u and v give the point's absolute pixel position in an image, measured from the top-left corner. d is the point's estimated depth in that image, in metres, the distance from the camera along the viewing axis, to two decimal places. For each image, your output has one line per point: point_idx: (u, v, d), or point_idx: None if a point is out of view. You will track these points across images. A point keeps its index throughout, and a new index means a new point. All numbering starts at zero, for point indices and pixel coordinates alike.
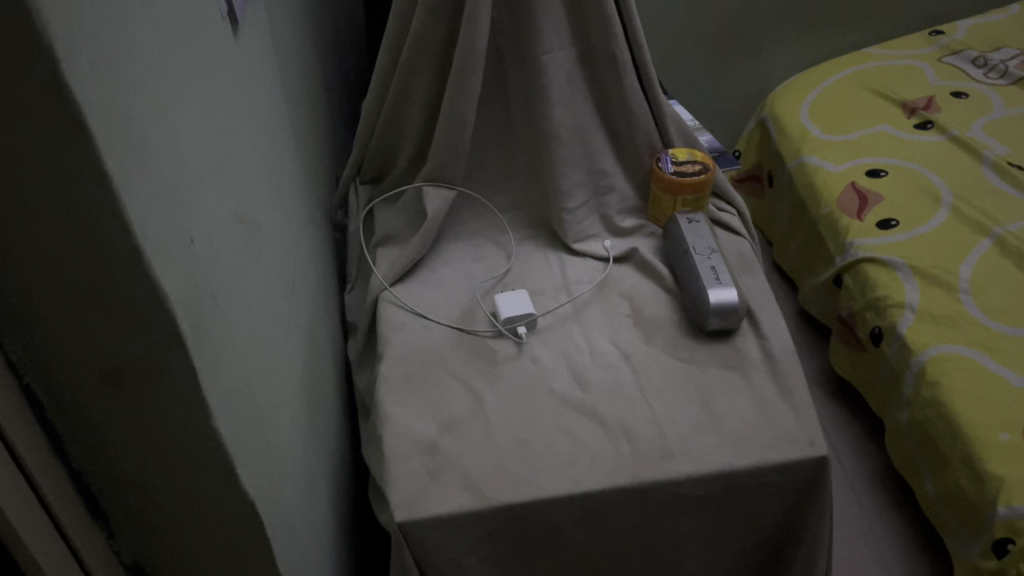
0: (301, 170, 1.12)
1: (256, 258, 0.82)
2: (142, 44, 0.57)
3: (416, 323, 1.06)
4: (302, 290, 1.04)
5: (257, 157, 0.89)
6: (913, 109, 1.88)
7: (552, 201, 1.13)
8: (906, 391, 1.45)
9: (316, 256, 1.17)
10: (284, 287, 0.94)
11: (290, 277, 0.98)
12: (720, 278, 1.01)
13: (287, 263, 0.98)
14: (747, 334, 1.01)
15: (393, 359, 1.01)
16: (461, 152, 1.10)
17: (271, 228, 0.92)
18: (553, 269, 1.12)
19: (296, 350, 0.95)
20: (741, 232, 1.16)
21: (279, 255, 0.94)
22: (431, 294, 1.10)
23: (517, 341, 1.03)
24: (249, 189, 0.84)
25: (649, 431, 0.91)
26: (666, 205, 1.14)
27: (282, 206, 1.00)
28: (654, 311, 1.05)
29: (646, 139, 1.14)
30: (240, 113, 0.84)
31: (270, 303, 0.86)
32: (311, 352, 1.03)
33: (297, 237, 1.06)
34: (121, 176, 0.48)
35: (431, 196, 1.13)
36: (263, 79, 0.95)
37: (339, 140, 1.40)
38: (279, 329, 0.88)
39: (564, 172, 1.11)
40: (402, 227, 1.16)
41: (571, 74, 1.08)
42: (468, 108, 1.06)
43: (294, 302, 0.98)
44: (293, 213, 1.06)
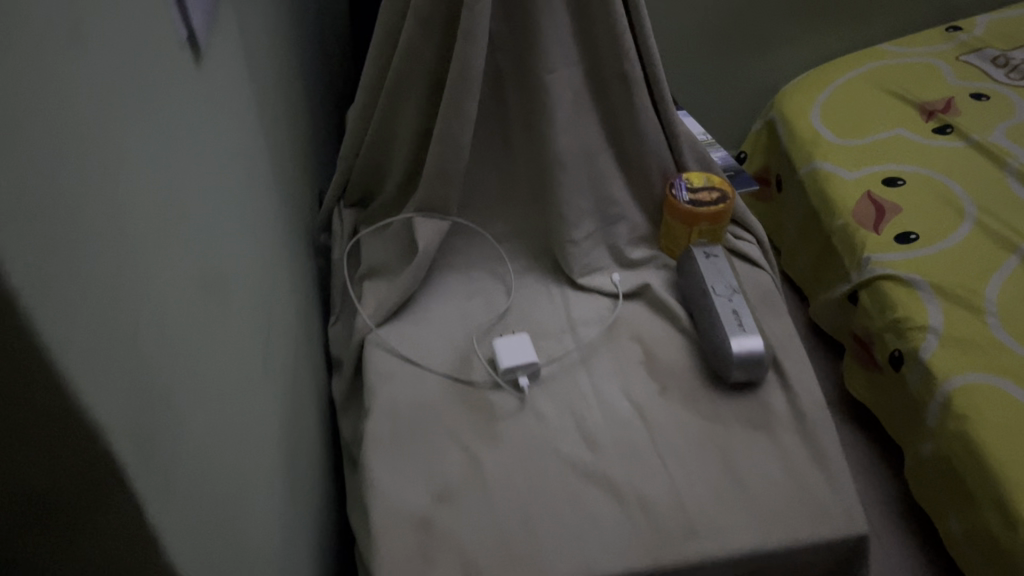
0: (277, 199, 1.01)
1: (223, 321, 0.71)
2: (76, 102, 0.46)
3: (406, 370, 0.96)
4: (280, 336, 0.94)
5: (224, 198, 0.78)
6: (930, 112, 1.78)
7: (556, 232, 1.02)
8: (930, 422, 1.36)
9: (296, 291, 1.07)
10: (259, 342, 0.83)
11: (267, 326, 0.87)
12: (743, 324, 0.91)
13: (262, 311, 0.87)
14: (773, 386, 0.92)
15: (382, 414, 0.91)
16: (456, 179, 1.00)
17: (242, 278, 0.81)
18: (556, 306, 1.02)
19: (275, 410, 0.85)
20: (761, 263, 1.06)
21: (252, 305, 0.83)
22: (422, 335, 1.00)
23: (518, 393, 0.93)
24: (215, 240, 0.73)
25: (668, 505, 0.82)
26: (681, 236, 1.04)
27: (256, 246, 0.89)
28: (669, 357, 0.95)
29: (659, 162, 1.04)
30: (205, 153, 0.73)
31: (241, 369, 0.75)
32: (291, 405, 0.93)
33: (274, 276, 0.96)
34: (38, 291, 0.38)
35: (421, 226, 1.02)
36: (233, 105, 0.84)
37: (319, 153, 1.28)
38: (252, 395, 0.77)
39: (569, 202, 1.00)
40: (390, 258, 1.05)
41: (579, 94, 0.97)
42: (464, 133, 0.95)
43: (271, 354, 0.88)
44: (269, 249, 0.95)
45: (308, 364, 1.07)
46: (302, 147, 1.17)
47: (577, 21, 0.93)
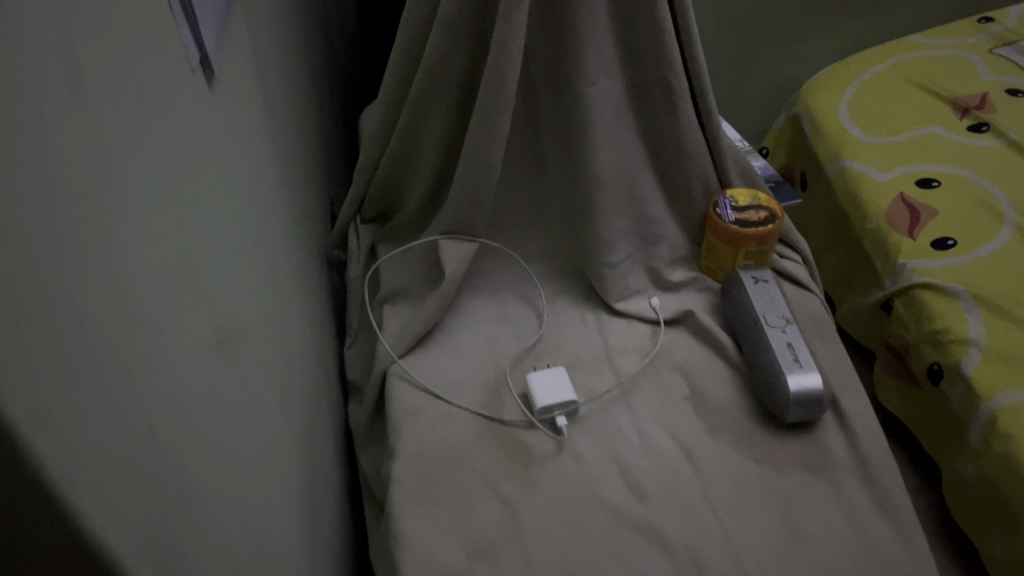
0: (288, 219, 0.94)
1: (243, 374, 0.64)
2: (81, 165, 0.39)
3: (432, 405, 0.89)
4: (297, 372, 0.87)
5: (237, 232, 0.71)
6: (965, 108, 1.71)
7: (591, 254, 0.95)
8: (973, 441, 1.29)
9: (310, 315, 1.00)
10: (278, 385, 0.76)
11: (284, 365, 0.80)
12: (800, 361, 0.84)
13: (279, 349, 0.80)
14: (831, 426, 0.85)
15: (408, 456, 0.84)
16: (485, 199, 0.92)
17: (258, 316, 0.74)
18: (591, 333, 0.95)
19: (295, 459, 0.78)
20: (810, 286, 0.99)
21: (269, 346, 0.76)
22: (449, 365, 0.93)
23: (555, 434, 0.86)
24: (230, 283, 0.66)
25: (722, 561, 0.75)
26: (725, 258, 0.97)
27: (270, 277, 0.82)
28: (716, 392, 0.88)
29: (702, 178, 0.96)
30: (216, 186, 0.66)
31: (263, 423, 0.68)
32: (310, 446, 0.86)
33: (288, 305, 0.88)
34: (32, 402, 0.31)
35: (447, 250, 0.95)
36: (243, 126, 0.76)
37: (328, 162, 1.21)
38: (273, 449, 0.70)
39: (607, 223, 0.93)
40: (414, 282, 0.99)
41: (618, 107, 0.90)
42: (495, 150, 0.88)
43: (290, 396, 0.80)
44: (282, 276, 0.88)
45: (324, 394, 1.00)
46: (311, 158, 1.09)
47: (617, 29, 0.85)
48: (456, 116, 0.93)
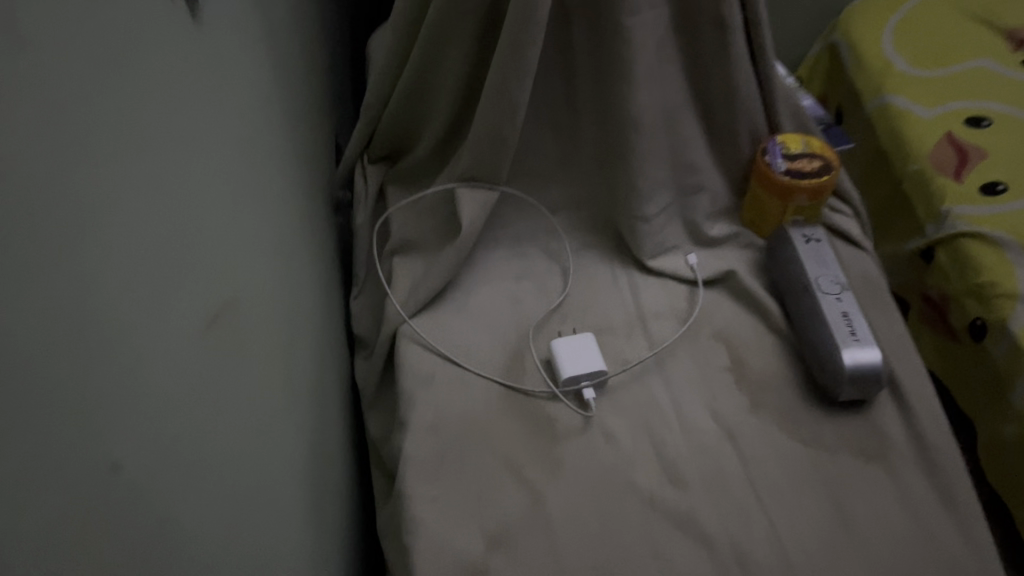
0: (288, 160, 0.84)
1: (241, 348, 0.56)
2: (17, 136, 0.30)
3: (448, 372, 0.81)
4: (298, 335, 0.78)
5: (232, 182, 0.62)
6: (1019, 40, 1.58)
7: (625, 206, 0.86)
8: (1017, 403, 1.21)
9: (313, 267, 0.91)
10: (277, 354, 0.68)
11: (285, 329, 0.72)
12: (857, 334, 0.76)
13: (279, 312, 0.72)
14: (887, 405, 0.77)
15: (421, 431, 0.77)
16: (510, 142, 0.82)
17: (256, 276, 0.65)
18: (622, 294, 0.86)
19: (296, 435, 0.70)
20: (863, 243, 0.90)
21: (269, 310, 0.67)
22: (466, 328, 0.84)
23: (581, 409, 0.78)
24: (224, 243, 0.57)
25: (768, 556, 0.67)
26: (773, 211, 0.87)
27: (268, 231, 0.73)
28: (760, 364, 0.80)
29: (750, 123, 0.86)
30: (207, 131, 0.56)
31: (262, 402, 0.60)
32: (311, 416, 0.78)
33: (289, 259, 0.80)
34: None
35: (464, 199, 0.86)
36: (237, 58, 0.66)
37: (332, 94, 1.10)
38: (272, 430, 0.62)
39: (646, 173, 0.83)
40: (428, 233, 0.90)
41: (662, 41, 0.79)
42: (524, 87, 0.78)
43: (291, 363, 0.72)
44: (282, 227, 0.79)
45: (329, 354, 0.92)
46: (314, 92, 0.99)
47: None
48: (478, 46, 0.83)
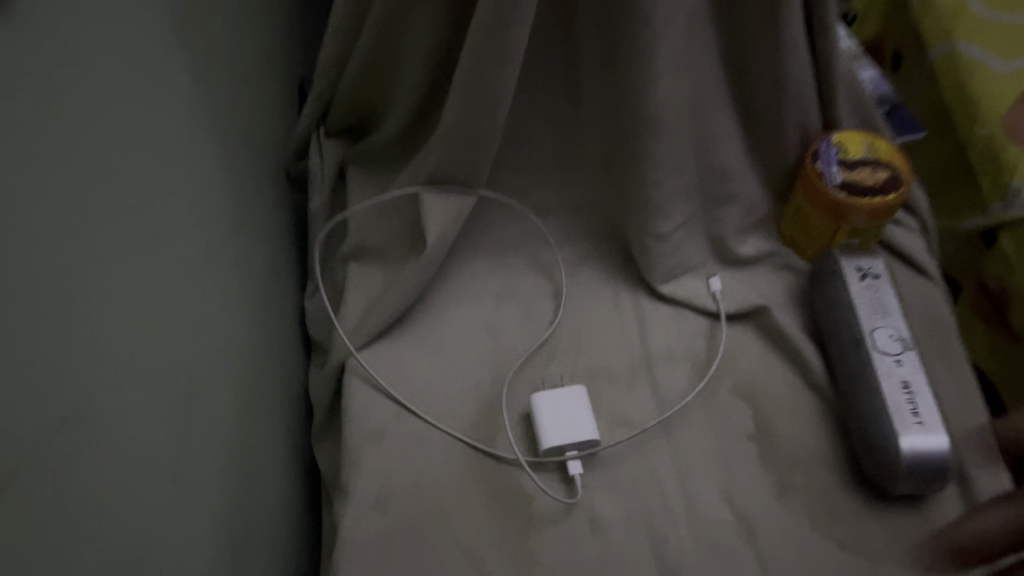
0: (216, 140, 0.67)
1: (86, 456, 0.40)
2: None
3: (401, 424, 0.66)
4: (220, 369, 0.63)
5: (105, 208, 0.45)
6: None
7: (636, 218, 0.68)
8: None
9: (257, 268, 0.75)
10: (170, 414, 0.52)
11: (188, 374, 0.56)
12: (921, 417, 0.58)
13: (183, 353, 0.56)
14: (950, 498, 0.61)
15: (363, 500, 0.62)
16: (494, 131, 0.64)
17: (144, 325, 0.49)
18: (625, 327, 0.70)
19: (196, 509, 0.56)
20: (930, 271, 0.72)
21: (160, 360, 0.51)
22: (430, 365, 0.69)
23: (564, 493, 0.63)
24: (77, 305, 0.41)
25: None
26: (820, 230, 0.69)
27: (175, 248, 0.56)
28: (791, 432, 0.65)
29: (801, 118, 0.67)
30: (53, 148, 0.39)
31: (128, 502, 0.45)
32: (237, 469, 0.64)
33: (210, 272, 0.63)
34: None
35: (431, 207, 0.69)
36: (122, 32, 0.49)
37: (294, 40, 0.92)
38: (146, 528, 0.47)
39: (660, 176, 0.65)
40: (392, 239, 0.73)
41: (695, 15, 0.60)
42: (509, 67, 0.59)
43: (196, 415, 0.57)
44: (199, 231, 0.62)
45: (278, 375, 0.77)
46: (261, 47, 0.80)
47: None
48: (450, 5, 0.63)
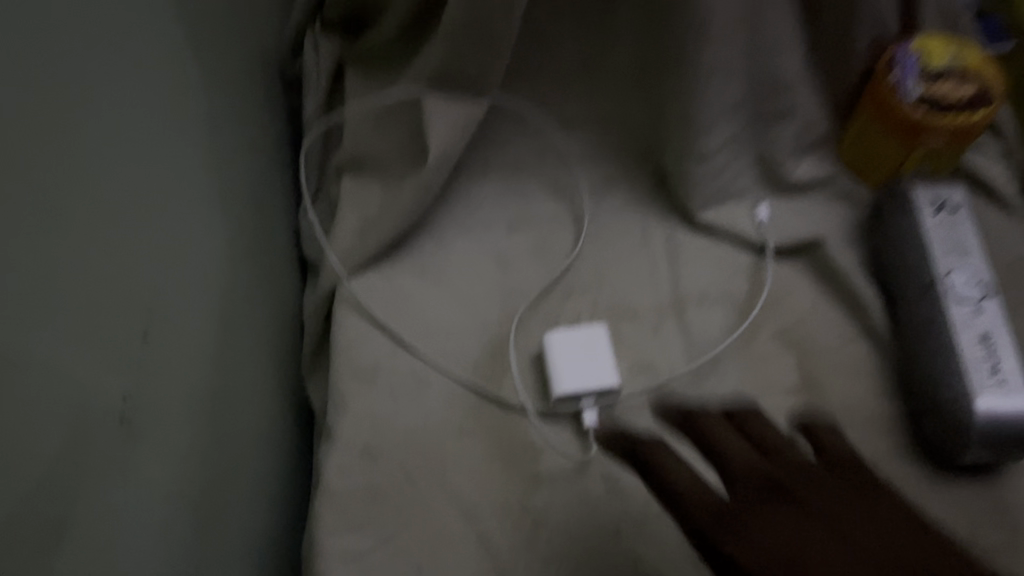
0: (186, 23, 0.58)
1: None
2: None
3: (396, 363, 0.58)
4: (194, 285, 0.55)
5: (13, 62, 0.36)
6: None
7: (677, 130, 0.59)
8: None
9: (244, 178, 0.67)
10: (120, 332, 0.44)
11: (146, 285, 0.48)
12: (1002, 375, 0.49)
13: (138, 261, 0.48)
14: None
15: (349, 445, 0.55)
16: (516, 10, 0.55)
17: (76, 219, 0.41)
18: (655, 260, 0.61)
19: (158, 441, 0.48)
20: (1014, 206, 0.61)
21: (99, 264, 0.43)
22: (430, 297, 0.61)
23: (576, 452, 0.55)
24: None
25: None
26: (888, 154, 0.59)
27: (127, 137, 0.48)
28: (843, 387, 0.56)
29: (879, 18, 0.56)
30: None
31: (49, 425, 0.37)
32: (218, 403, 0.56)
33: (181, 172, 0.55)
34: None
35: (435, 116, 0.60)
36: None
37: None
38: (76, 458, 0.40)
39: (713, 76, 0.55)
40: (392, 151, 0.64)
41: None
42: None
43: (158, 332, 0.49)
44: (164, 122, 0.53)
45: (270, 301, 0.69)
46: None
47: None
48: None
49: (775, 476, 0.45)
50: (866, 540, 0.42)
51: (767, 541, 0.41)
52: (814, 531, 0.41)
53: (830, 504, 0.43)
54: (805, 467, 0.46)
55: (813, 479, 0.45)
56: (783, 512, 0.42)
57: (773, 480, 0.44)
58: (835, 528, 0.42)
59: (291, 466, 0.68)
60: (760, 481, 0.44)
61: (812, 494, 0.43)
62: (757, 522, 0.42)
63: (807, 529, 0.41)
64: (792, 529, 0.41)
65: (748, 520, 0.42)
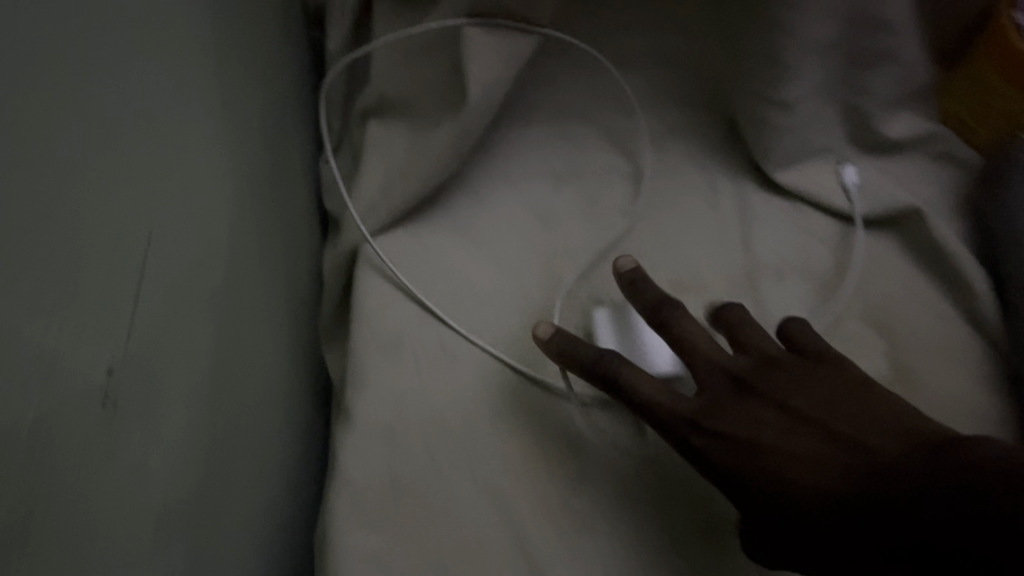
0: None
1: None
2: None
3: (424, 335, 0.51)
4: (200, 234, 0.48)
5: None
6: None
7: (758, 72, 0.51)
8: None
9: (259, 118, 0.59)
10: (102, 289, 0.37)
11: (138, 231, 0.41)
12: None
13: (127, 207, 0.41)
14: None
15: (371, 427, 0.48)
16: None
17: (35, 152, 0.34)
18: (726, 226, 0.53)
19: (152, 413, 0.41)
20: None
21: (72, 208, 0.36)
22: (464, 261, 0.53)
23: (628, 447, 0.49)
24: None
25: None
26: (1005, 106, 0.51)
27: (109, 58, 0.40)
28: (948, 380, 0.48)
29: None
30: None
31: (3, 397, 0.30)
32: (228, 373, 0.50)
33: (182, 105, 0.48)
34: None
35: (475, 50, 0.51)
36: None
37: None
38: (38, 437, 0.33)
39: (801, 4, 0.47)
40: (421, 91, 0.56)
41: None
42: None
43: (155, 286, 0.42)
44: (158, 46, 0.46)
45: (291, 260, 0.62)
46: None
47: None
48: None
49: (738, 366, 0.45)
50: (826, 415, 0.42)
51: (720, 432, 0.42)
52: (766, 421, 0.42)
53: (790, 388, 0.43)
54: (768, 352, 0.45)
55: (777, 365, 0.45)
56: (740, 404, 0.43)
57: (734, 371, 0.44)
58: (789, 409, 0.43)
59: (310, 443, 0.61)
60: (727, 374, 0.44)
61: (772, 383, 0.44)
62: (717, 415, 0.43)
63: (762, 416, 0.43)
64: (746, 421, 0.43)
65: (701, 412, 0.43)
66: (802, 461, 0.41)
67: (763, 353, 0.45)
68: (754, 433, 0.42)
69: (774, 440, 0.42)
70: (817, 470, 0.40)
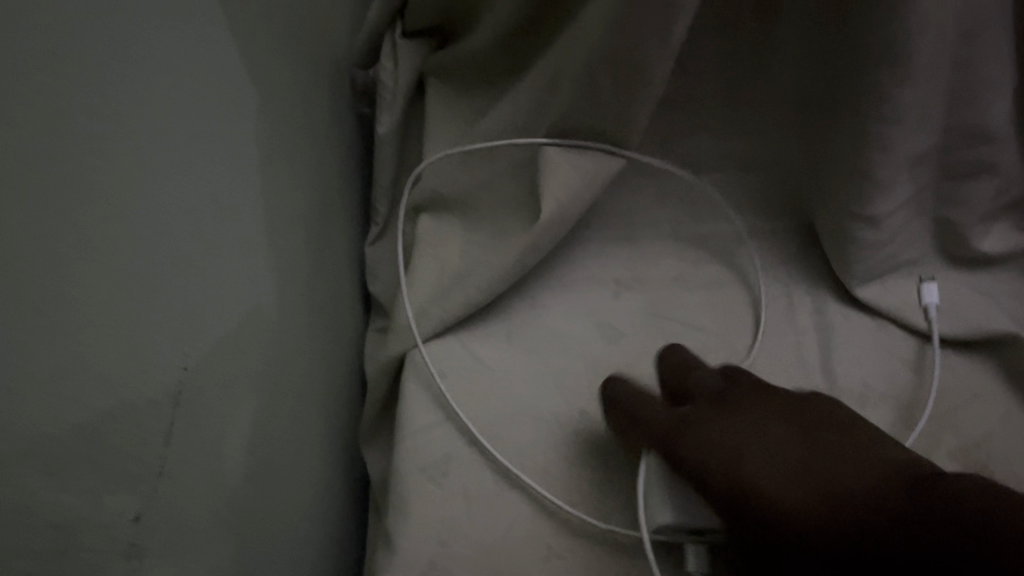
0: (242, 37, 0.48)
1: None
2: None
3: (473, 456, 0.48)
4: (239, 339, 0.45)
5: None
6: None
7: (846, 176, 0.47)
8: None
9: (303, 194, 0.57)
10: (122, 408, 0.34)
11: (167, 337, 0.38)
12: None
13: (171, 333, 0.38)
14: None
15: (412, 560, 0.44)
16: (669, 30, 0.44)
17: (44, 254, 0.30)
18: (797, 345, 0.50)
19: (171, 541, 0.37)
20: None
21: (97, 321, 0.33)
22: (518, 376, 0.51)
23: None
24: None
25: None
26: None
27: (155, 159, 0.38)
28: None
29: None
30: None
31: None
32: (258, 482, 0.46)
33: (229, 205, 0.45)
34: None
35: (550, 166, 0.51)
36: None
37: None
38: None
39: (897, 118, 0.43)
40: (493, 194, 0.55)
41: None
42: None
43: (189, 411, 0.39)
44: (210, 140, 0.44)
45: (331, 353, 0.60)
46: None
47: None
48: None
49: (718, 387, 0.44)
50: (810, 446, 0.39)
51: (702, 444, 0.40)
52: (753, 440, 0.40)
53: (777, 416, 0.41)
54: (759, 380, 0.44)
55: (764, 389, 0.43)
56: (720, 425, 0.41)
57: (715, 392, 0.44)
58: (772, 437, 0.40)
59: (340, 549, 0.58)
60: (710, 396, 0.43)
61: (754, 407, 0.42)
62: (695, 435, 0.41)
63: (745, 440, 0.40)
64: (725, 443, 0.40)
65: (686, 430, 0.42)
66: (782, 486, 0.38)
67: (753, 381, 0.44)
68: (738, 452, 0.40)
69: (755, 461, 0.39)
70: (799, 498, 0.37)
